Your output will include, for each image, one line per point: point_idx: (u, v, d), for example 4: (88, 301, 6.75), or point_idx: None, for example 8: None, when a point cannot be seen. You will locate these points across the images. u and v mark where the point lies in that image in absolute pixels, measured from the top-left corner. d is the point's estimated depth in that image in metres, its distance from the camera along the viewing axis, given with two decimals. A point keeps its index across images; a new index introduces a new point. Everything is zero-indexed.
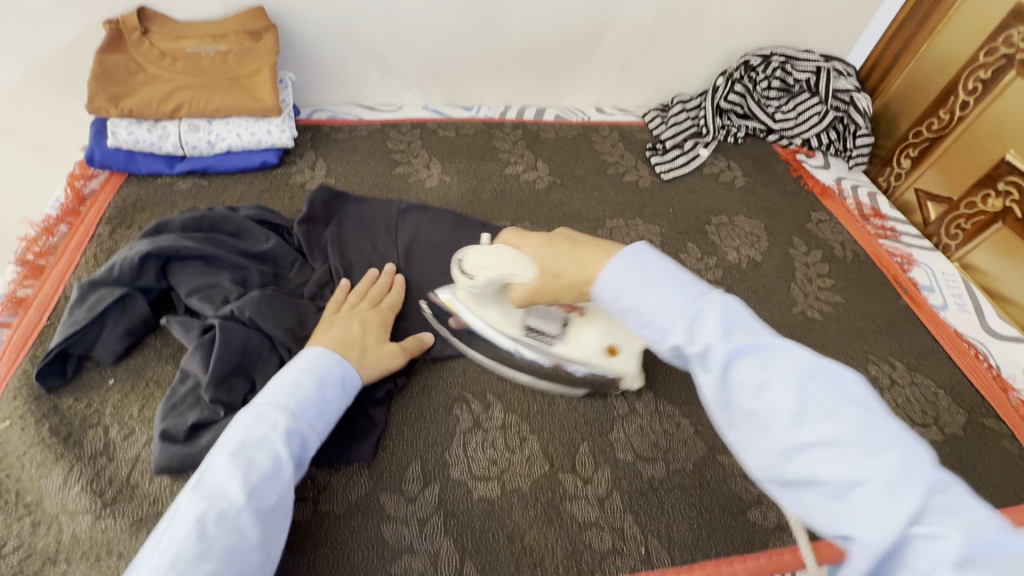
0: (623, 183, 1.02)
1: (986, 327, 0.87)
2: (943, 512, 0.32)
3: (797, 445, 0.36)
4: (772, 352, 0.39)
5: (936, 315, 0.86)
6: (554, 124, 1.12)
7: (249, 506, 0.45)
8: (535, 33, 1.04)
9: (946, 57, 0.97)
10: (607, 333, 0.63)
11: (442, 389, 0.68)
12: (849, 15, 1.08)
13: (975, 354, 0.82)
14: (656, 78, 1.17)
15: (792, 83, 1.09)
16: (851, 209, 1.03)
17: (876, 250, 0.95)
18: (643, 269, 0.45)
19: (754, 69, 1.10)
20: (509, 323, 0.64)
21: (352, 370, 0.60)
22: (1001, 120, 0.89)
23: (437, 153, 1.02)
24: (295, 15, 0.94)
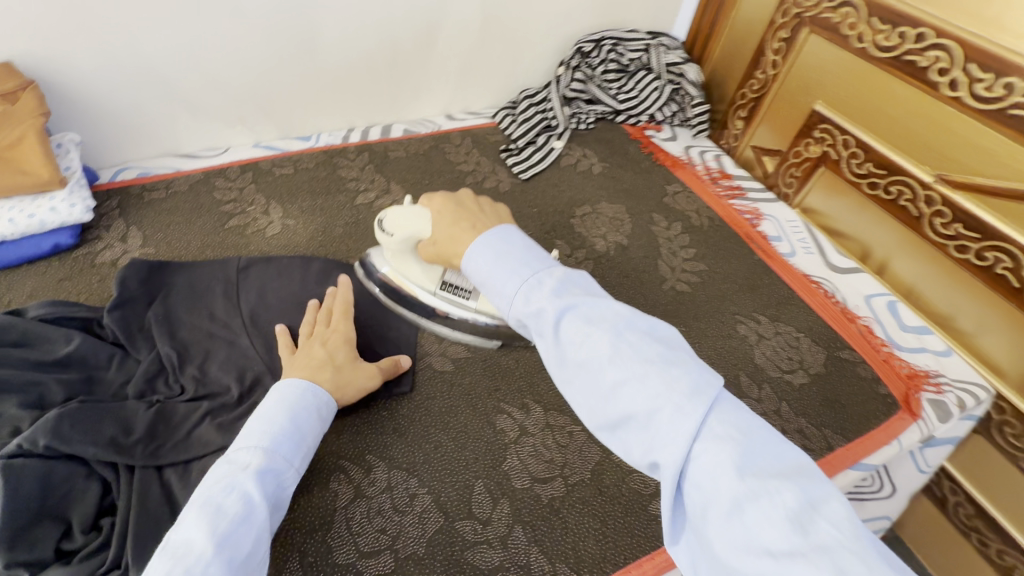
0: (483, 189, 1.00)
1: (829, 264, 0.93)
2: (719, 428, 0.43)
3: (613, 386, 0.46)
4: (596, 310, 0.49)
5: (786, 263, 0.93)
6: (402, 141, 1.07)
7: (219, 556, 0.43)
8: (361, 48, 0.99)
9: (753, 22, 1.03)
10: None
11: (315, 463, 0.61)
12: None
13: (824, 293, 0.88)
14: (499, 78, 1.15)
15: (627, 62, 1.13)
16: (701, 175, 1.08)
17: (727, 211, 1.01)
18: (500, 249, 0.57)
19: (587, 56, 1.13)
20: (429, 278, 0.73)
21: (327, 396, 0.60)
22: (804, 74, 0.94)
23: (277, 197, 0.94)
24: (65, 66, 0.82)
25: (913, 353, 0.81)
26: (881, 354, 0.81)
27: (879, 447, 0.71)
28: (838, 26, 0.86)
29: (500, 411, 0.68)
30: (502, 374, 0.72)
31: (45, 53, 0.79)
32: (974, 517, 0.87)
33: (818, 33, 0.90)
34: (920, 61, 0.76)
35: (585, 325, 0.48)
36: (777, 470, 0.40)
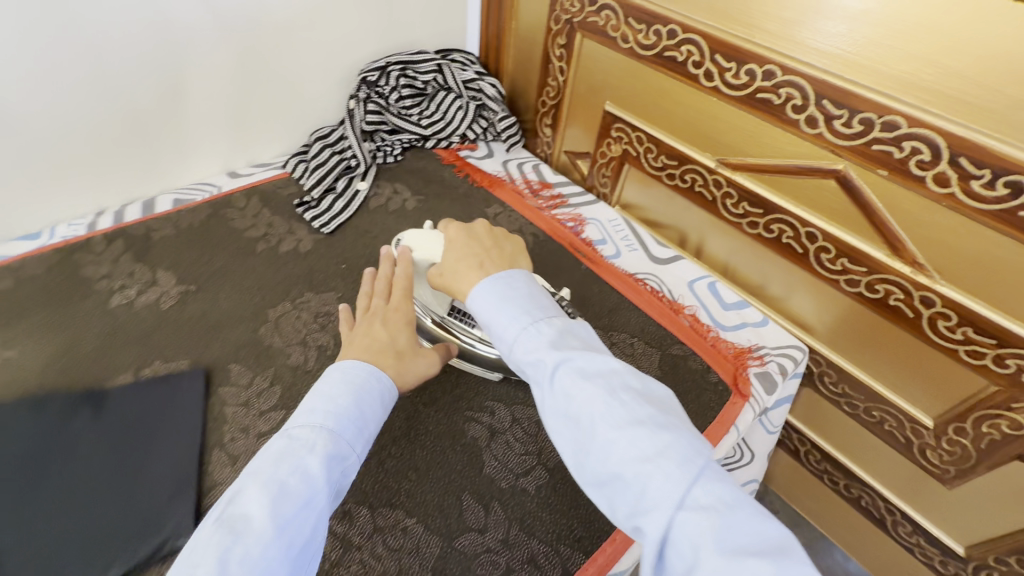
0: (282, 255, 0.83)
1: (653, 257, 0.95)
2: (704, 498, 0.39)
3: (606, 441, 0.42)
4: (592, 362, 0.46)
5: (613, 267, 0.91)
6: (169, 215, 0.85)
7: (277, 541, 0.40)
8: (72, 111, 0.77)
9: (531, 29, 1.04)
10: None
11: None
12: (441, 13, 1.09)
13: (650, 289, 0.88)
14: (284, 118, 1.00)
15: (422, 85, 1.05)
16: (521, 190, 1.04)
17: (551, 224, 0.97)
18: (500, 291, 0.53)
19: (376, 84, 1.02)
20: (439, 305, 0.70)
21: (390, 383, 0.55)
22: (590, 75, 0.97)
23: (45, 309, 0.71)
24: None
25: (736, 331, 0.85)
26: (708, 340, 0.82)
27: (722, 436, 0.72)
28: (603, 28, 0.90)
29: (467, 420, 0.66)
30: (453, 388, 0.69)
31: None
32: (823, 460, 0.96)
33: (590, 37, 0.93)
34: (677, 56, 0.82)
35: (581, 376, 0.45)
36: (758, 550, 0.36)
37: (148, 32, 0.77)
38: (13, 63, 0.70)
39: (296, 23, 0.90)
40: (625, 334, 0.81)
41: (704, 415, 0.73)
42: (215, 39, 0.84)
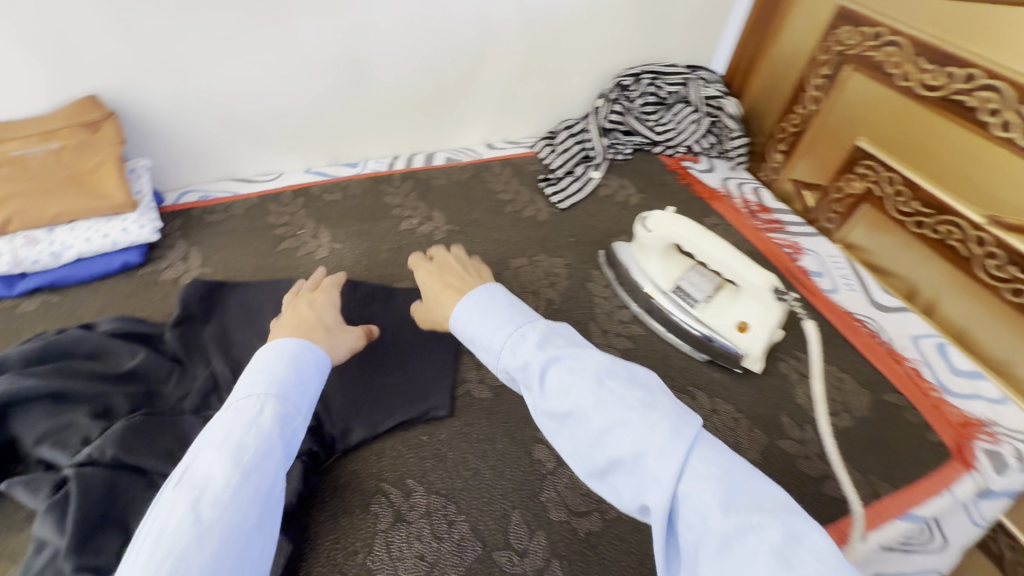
0: (522, 219, 0.97)
1: (875, 303, 0.91)
2: (699, 466, 0.42)
3: (600, 431, 0.46)
4: (578, 359, 0.49)
5: (829, 300, 0.89)
6: (445, 169, 1.04)
7: (239, 487, 0.43)
8: (402, 81, 0.97)
9: (793, 56, 1.04)
10: (746, 310, 0.73)
11: (516, 432, 0.67)
12: (699, 32, 1.15)
13: (867, 332, 0.85)
14: (540, 106, 1.14)
15: (665, 95, 1.13)
16: (740, 208, 1.06)
17: (768, 244, 0.98)
18: (488, 303, 0.59)
19: (627, 89, 1.12)
20: (665, 280, 0.80)
21: (323, 353, 0.59)
22: (849, 109, 0.95)
23: (355, 222, 0.91)
24: (138, 97, 0.82)
25: (965, 400, 0.78)
26: (931, 399, 0.76)
27: (925, 499, 0.66)
28: (881, 64, 0.89)
29: None
30: (660, 363, 0.77)
31: (120, 84, 0.80)
32: None
33: (862, 71, 0.92)
34: (969, 101, 0.78)
35: (569, 374, 0.49)
36: (758, 505, 0.39)
37: (471, 23, 0.94)
38: (382, 39, 0.90)
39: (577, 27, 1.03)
40: (836, 368, 0.79)
41: (919, 470, 0.69)
42: (515, 34, 0.99)
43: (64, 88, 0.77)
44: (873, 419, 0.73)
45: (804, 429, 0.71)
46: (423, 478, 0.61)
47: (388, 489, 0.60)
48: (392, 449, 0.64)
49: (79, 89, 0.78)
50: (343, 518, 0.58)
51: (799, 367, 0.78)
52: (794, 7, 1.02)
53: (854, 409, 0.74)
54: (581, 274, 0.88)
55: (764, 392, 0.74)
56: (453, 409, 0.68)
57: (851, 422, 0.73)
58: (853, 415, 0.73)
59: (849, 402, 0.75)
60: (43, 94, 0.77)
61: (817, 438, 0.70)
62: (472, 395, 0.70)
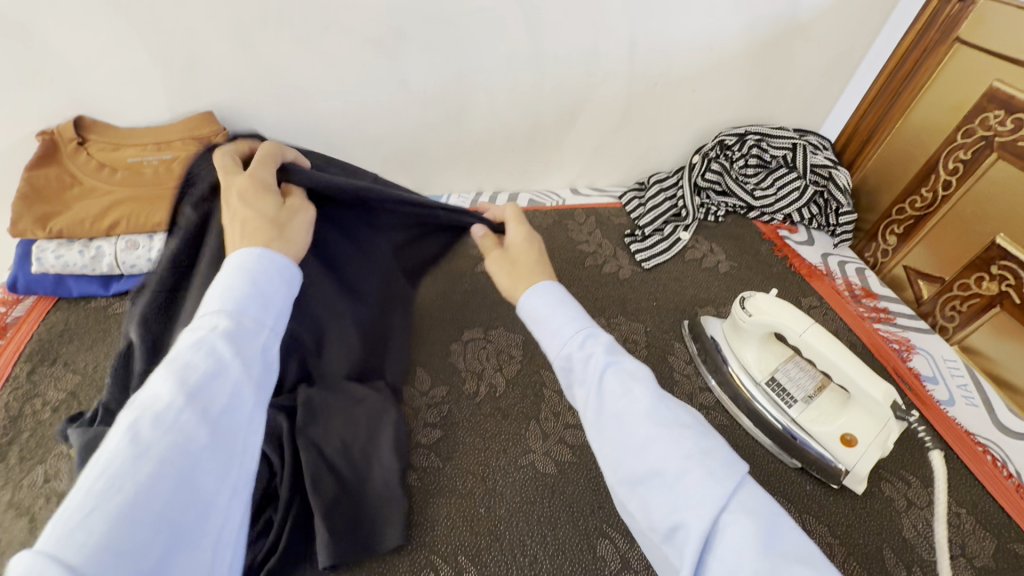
0: (603, 275, 0.92)
1: (998, 423, 0.80)
2: (749, 501, 0.36)
3: (646, 439, 0.40)
4: (636, 366, 0.45)
5: (945, 414, 0.79)
6: (527, 212, 1.02)
7: (189, 408, 0.33)
8: (496, 120, 0.96)
9: (925, 134, 0.94)
10: (853, 421, 0.65)
11: (580, 521, 0.61)
12: (817, 96, 1.07)
13: (992, 460, 0.73)
14: (632, 156, 1.10)
15: (769, 159, 1.06)
16: (841, 290, 0.97)
17: (873, 337, 0.89)
18: (559, 296, 0.52)
19: (729, 148, 1.05)
20: (759, 368, 0.73)
21: (286, 259, 0.45)
22: (989, 200, 0.84)
23: None
24: (247, 116, 0.85)
25: None
26: None
27: None
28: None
29: None
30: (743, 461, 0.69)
31: (234, 104, 0.83)
32: None
33: (1009, 161, 0.80)
34: None
35: (628, 377, 0.44)
36: (807, 557, 0.34)
37: (575, 70, 0.92)
38: (485, 79, 0.89)
39: (684, 81, 0.98)
40: (951, 501, 0.69)
41: None
42: (619, 84, 0.96)
43: (185, 103, 0.81)
44: (998, 571, 0.62)
45: (913, 572, 0.61)
46: (476, 557, 0.57)
47: (439, 565, 0.56)
48: (446, 517, 0.60)
49: (197, 105, 0.82)
50: None
51: (908, 493, 0.68)
52: (935, 80, 0.91)
53: (974, 555, 0.63)
54: (662, 344, 0.83)
55: (864, 516, 0.65)
56: (514, 481, 0.64)
57: (970, 570, 0.62)
58: (973, 563, 0.63)
59: (968, 545, 0.64)
60: (166, 107, 0.81)
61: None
62: (536, 468, 0.65)
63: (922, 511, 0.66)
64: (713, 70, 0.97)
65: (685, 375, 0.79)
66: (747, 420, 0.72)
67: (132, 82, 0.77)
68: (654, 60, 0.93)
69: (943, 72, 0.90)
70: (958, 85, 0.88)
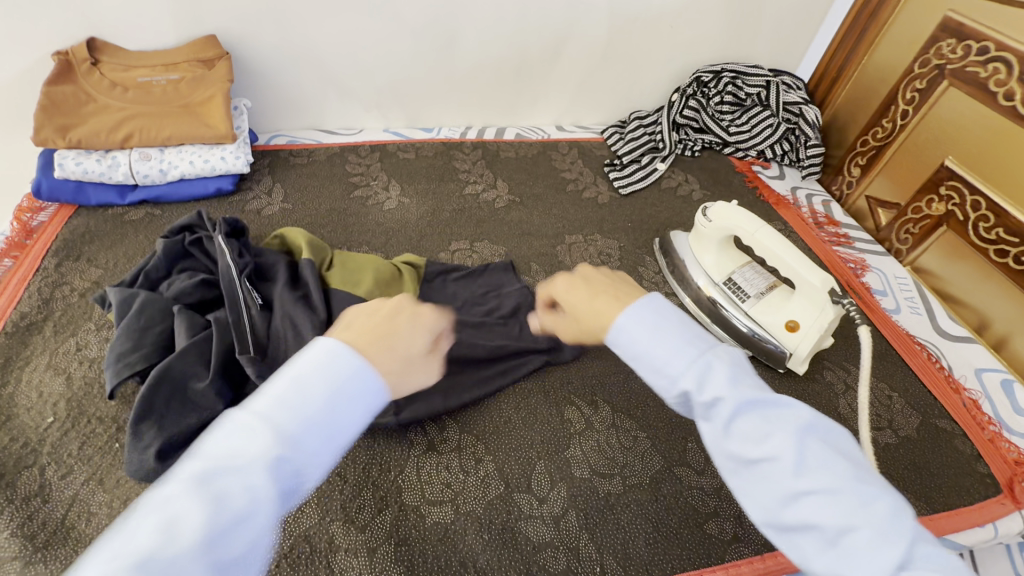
0: (582, 199, 0.99)
1: (938, 328, 0.88)
2: (925, 567, 0.32)
3: (799, 492, 0.35)
4: (776, 406, 0.37)
5: (889, 319, 0.86)
6: (513, 143, 1.08)
7: (198, 563, 0.29)
8: (484, 53, 1.01)
9: (887, 67, 1.00)
10: (798, 309, 0.72)
11: (550, 391, 0.69)
12: (790, 35, 1.12)
13: (927, 355, 0.81)
14: (616, 94, 1.15)
15: (744, 96, 1.11)
16: (806, 218, 1.04)
17: (830, 256, 0.96)
18: (656, 317, 0.43)
19: (706, 85, 1.11)
20: (718, 271, 0.80)
21: (378, 380, 0.39)
22: (940, 125, 0.90)
23: (424, 180, 0.97)
24: (247, 41, 0.90)
25: None
26: (985, 432, 0.72)
27: (967, 527, 0.63)
28: (985, 81, 0.82)
29: None
30: None
31: (235, 29, 0.88)
32: None
33: (959, 87, 0.86)
34: None
35: (766, 422, 0.37)
36: None
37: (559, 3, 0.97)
38: (473, 11, 0.94)
39: (662, 17, 1.03)
40: (885, 387, 0.76)
41: (962, 496, 0.66)
42: (600, 19, 1.01)
43: (189, 27, 0.86)
44: (919, 439, 0.71)
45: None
46: (457, 416, 0.65)
47: (425, 421, 0.65)
48: None
49: (201, 29, 0.87)
50: (381, 439, 0.63)
51: (846, 379, 0.76)
52: (896, 16, 0.97)
53: (899, 427, 0.72)
54: (634, 258, 0.90)
55: (804, 395, 0.73)
56: None
57: (894, 438, 0.70)
58: (898, 433, 0.71)
59: (895, 419, 0.73)
60: (172, 30, 0.86)
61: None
62: None
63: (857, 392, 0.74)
64: (691, 6, 1.02)
65: (653, 283, 0.86)
66: (706, 317, 0.80)
67: (139, 4, 0.82)
68: None
69: (904, 7, 0.95)
70: (918, 18, 0.93)
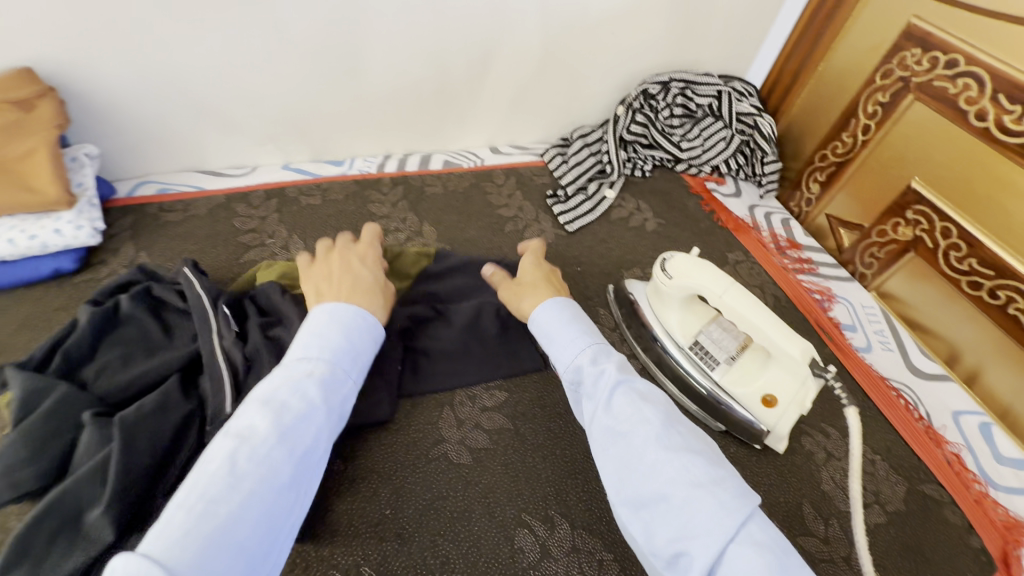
0: (524, 241, 0.86)
1: (911, 366, 0.81)
2: (756, 534, 0.38)
3: (655, 463, 0.42)
4: (650, 390, 0.48)
5: (862, 361, 0.79)
6: (441, 175, 0.93)
7: (280, 444, 0.40)
8: (397, 73, 0.85)
9: (845, 75, 0.91)
10: (775, 381, 0.63)
11: (494, 511, 0.57)
12: (741, 36, 1.01)
13: (904, 403, 0.74)
14: (555, 110, 1.02)
15: (695, 108, 1.00)
16: (767, 242, 0.96)
17: (796, 289, 0.88)
18: (570, 313, 0.58)
19: (653, 97, 1.00)
20: (682, 332, 0.69)
21: (377, 325, 0.54)
22: (906, 142, 0.83)
23: (333, 233, 0.80)
24: (83, 71, 0.70)
25: (1011, 496, 0.68)
26: (972, 493, 0.66)
27: None
28: (954, 97, 0.75)
29: None
30: None
31: (62, 57, 0.68)
32: None
33: (926, 102, 0.79)
34: None
35: (638, 400, 0.46)
36: None
37: (482, 10, 0.81)
38: (377, 23, 0.78)
39: (602, 22, 0.90)
40: (867, 449, 0.69)
41: None
42: (531, 27, 0.86)
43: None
44: (908, 513, 0.64)
45: (830, 525, 0.61)
46: (380, 565, 0.52)
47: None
48: (348, 526, 0.54)
49: (11, 60, 0.66)
50: None
51: (826, 445, 0.68)
52: (854, 19, 0.88)
53: (887, 500, 0.64)
54: (585, 312, 0.78)
55: (785, 473, 0.65)
56: (419, 478, 0.58)
57: (883, 516, 0.63)
58: (886, 508, 0.64)
59: (882, 491, 0.65)
60: None
61: (844, 536, 0.60)
62: (449, 459, 0.60)
63: (840, 463, 0.66)
64: (633, 9, 0.89)
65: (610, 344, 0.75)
66: (670, 384, 0.70)
67: None
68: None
69: (864, 10, 0.86)
70: (879, 22, 0.84)
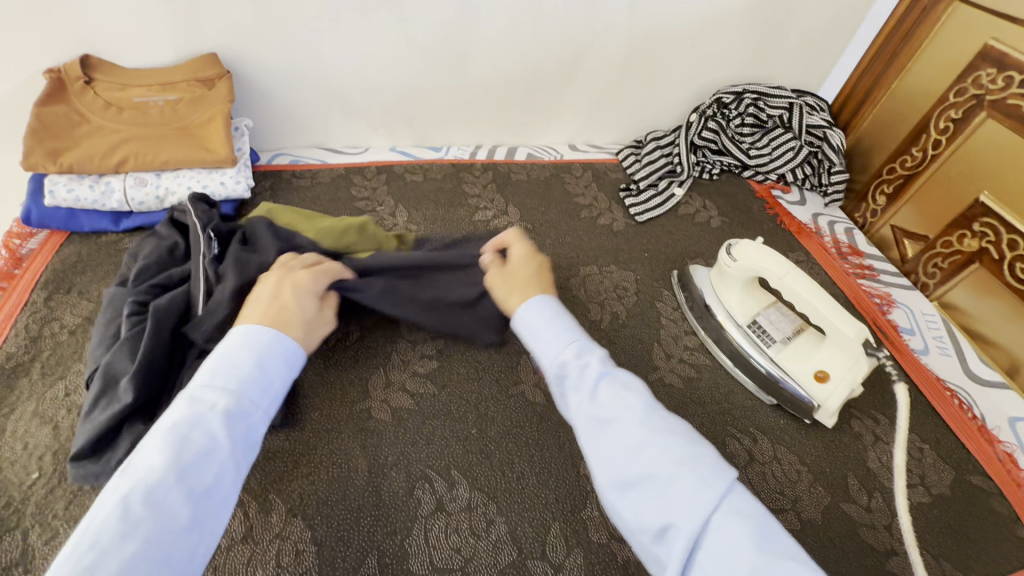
0: (597, 227, 0.95)
1: (969, 372, 0.84)
2: (737, 506, 0.39)
3: (639, 444, 0.42)
4: (631, 379, 0.48)
5: (918, 361, 0.82)
6: (525, 165, 1.04)
7: (179, 485, 0.37)
8: (495, 72, 0.97)
9: (918, 93, 0.95)
10: (828, 359, 0.68)
11: (563, 444, 0.65)
12: (816, 53, 1.07)
13: (959, 403, 0.77)
14: (632, 114, 1.11)
15: (766, 118, 1.07)
16: (828, 247, 1.00)
17: (856, 291, 0.92)
18: (553, 311, 0.55)
19: (726, 107, 1.07)
20: (742, 312, 0.76)
21: (299, 347, 0.50)
22: (977, 158, 0.86)
23: (433, 206, 0.93)
24: (249, 59, 0.86)
25: None
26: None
27: None
28: None
29: (730, 435, 0.69)
30: (722, 397, 0.73)
31: (237, 46, 0.84)
32: None
33: (998, 119, 0.82)
34: None
35: (622, 388, 0.46)
36: (797, 558, 0.37)
37: (576, 20, 0.92)
38: (485, 29, 0.90)
39: (683, 35, 0.98)
40: (916, 438, 0.73)
41: (1000, 563, 0.62)
42: (618, 36, 0.96)
43: (189, 44, 0.82)
44: (953, 498, 0.67)
45: (873, 497, 0.66)
46: (467, 471, 0.62)
47: (433, 477, 0.61)
48: (441, 439, 0.64)
49: (201, 47, 0.83)
50: (386, 497, 0.59)
51: (875, 429, 0.72)
52: (931, 39, 0.92)
53: (932, 484, 0.68)
54: (650, 291, 0.86)
55: (832, 448, 0.69)
56: (501, 407, 0.68)
57: (927, 496, 0.67)
58: (930, 491, 0.67)
59: (927, 475, 0.69)
60: (170, 48, 0.82)
61: (886, 509, 0.65)
62: (525, 397, 0.69)
63: (887, 445, 0.70)
64: (713, 24, 0.98)
65: (672, 320, 0.82)
66: (727, 360, 0.77)
67: (135, 21, 0.78)
68: (654, 12, 0.93)
69: (941, 31, 0.90)
70: (956, 43, 0.88)
